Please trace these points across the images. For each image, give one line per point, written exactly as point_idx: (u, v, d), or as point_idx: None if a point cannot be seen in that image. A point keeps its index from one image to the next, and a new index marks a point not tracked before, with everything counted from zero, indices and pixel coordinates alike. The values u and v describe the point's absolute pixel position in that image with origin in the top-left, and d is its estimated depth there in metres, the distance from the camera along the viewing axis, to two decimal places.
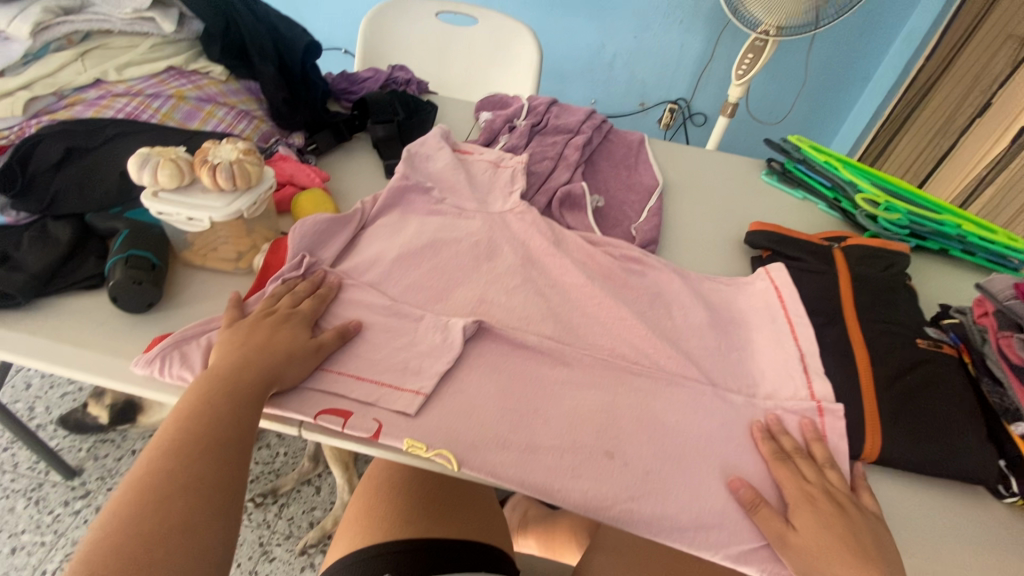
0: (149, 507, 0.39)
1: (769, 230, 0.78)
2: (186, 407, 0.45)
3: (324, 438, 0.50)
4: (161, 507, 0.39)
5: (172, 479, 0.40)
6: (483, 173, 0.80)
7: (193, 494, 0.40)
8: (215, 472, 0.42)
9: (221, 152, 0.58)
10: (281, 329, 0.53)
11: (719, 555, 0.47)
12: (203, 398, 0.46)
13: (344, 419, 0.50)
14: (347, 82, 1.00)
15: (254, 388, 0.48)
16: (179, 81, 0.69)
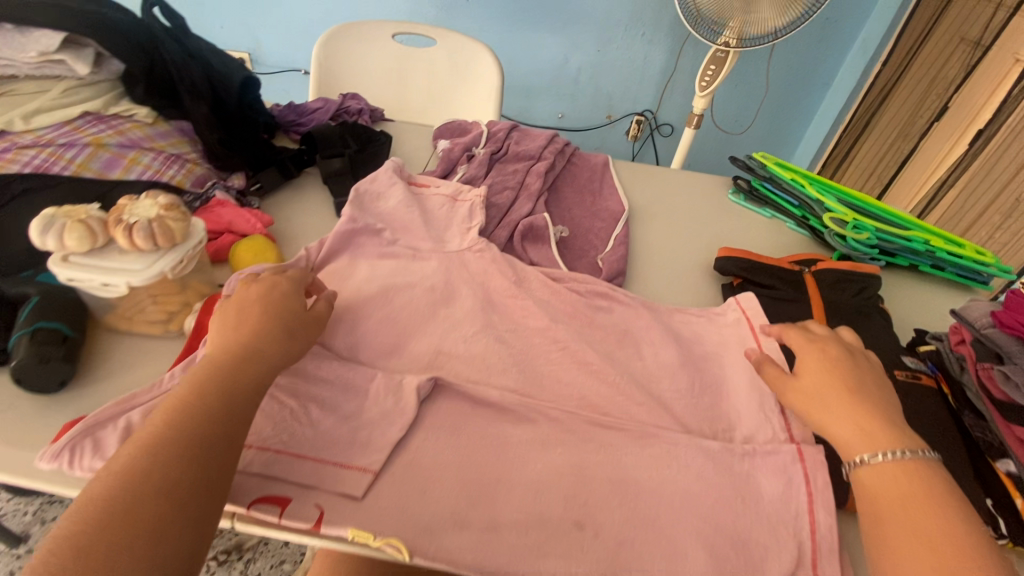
0: (125, 509, 0.36)
1: (739, 255, 0.75)
2: (171, 403, 0.42)
3: (259, 530, 0.45)
4: (136, 512, 0.36)
5: (150, 481, 0.37)
6: (439, 208, 0.76)
7: (170, 499, 0.37)
8: (199, 475, 0.39)
9: (138, 210, 0.53)
10: (268, 324, 0.50)
11: None
12: (191, 394, 0.42)
13: (281, 508, 0.44)
14: (295, 114, 0.94)
15: (247, 385, 0.45)
16: (98, 127, 0.63)
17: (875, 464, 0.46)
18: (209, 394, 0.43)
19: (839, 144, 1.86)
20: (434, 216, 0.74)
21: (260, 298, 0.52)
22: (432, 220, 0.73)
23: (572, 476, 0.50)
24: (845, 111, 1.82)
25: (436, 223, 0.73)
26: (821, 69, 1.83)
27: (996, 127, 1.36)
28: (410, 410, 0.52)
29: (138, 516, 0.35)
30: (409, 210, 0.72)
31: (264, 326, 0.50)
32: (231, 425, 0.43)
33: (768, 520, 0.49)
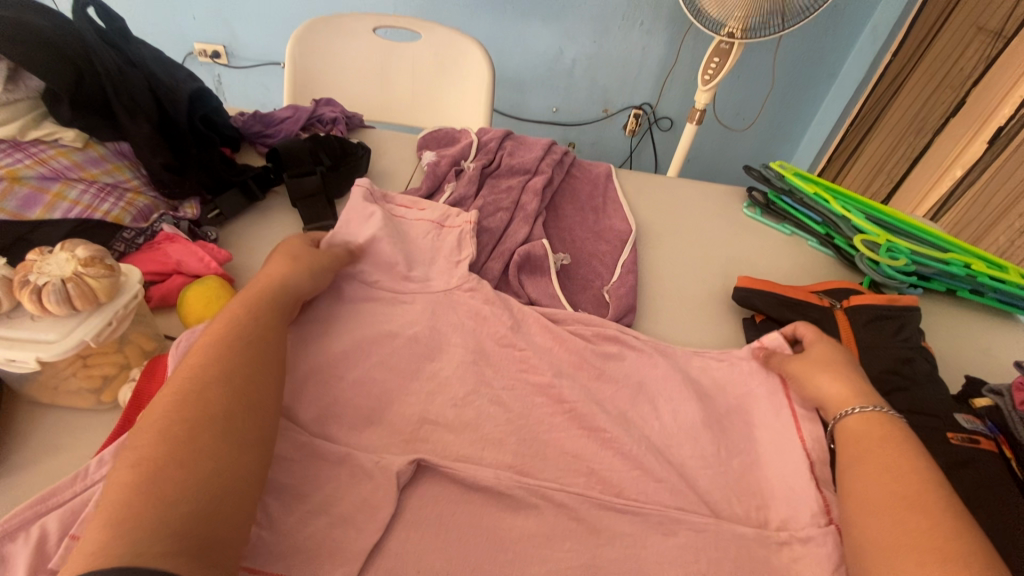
0: (197, 404, 0.37)
1: (763, 287, 0.67)
2: (207, 337, 0.43)
3: None
4: (200, 421, 0.36)
5: (204, 398, 0.37)
6: (422, 237, 0.66)
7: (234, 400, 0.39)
8: (250, 393, 0.40)
9: (49, 266, 0.43)
10: (282, 272, 0.52)
11: None
12: (241, 325, 0.44)
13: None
14: (261, 124, 0.84)
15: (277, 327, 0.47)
16: (13, 157, 0.53)
17: (861, 413, 0.48)
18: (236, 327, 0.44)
19: (842, 142, 1.77)
20: (417, 247, 0.65)
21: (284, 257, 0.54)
22: (415, 253, 0.64)
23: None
24: (850, 106, 1.73)
25: (420, 255, 0.64)
26: (828, 60, 1.73)
27: (1017, 125, 1.29)
28: (388, 503, 0.44)
29: (204, 424, 0.36)
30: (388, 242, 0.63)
31: (280, 271, 0.52)
32: (263, 354, 0.44)
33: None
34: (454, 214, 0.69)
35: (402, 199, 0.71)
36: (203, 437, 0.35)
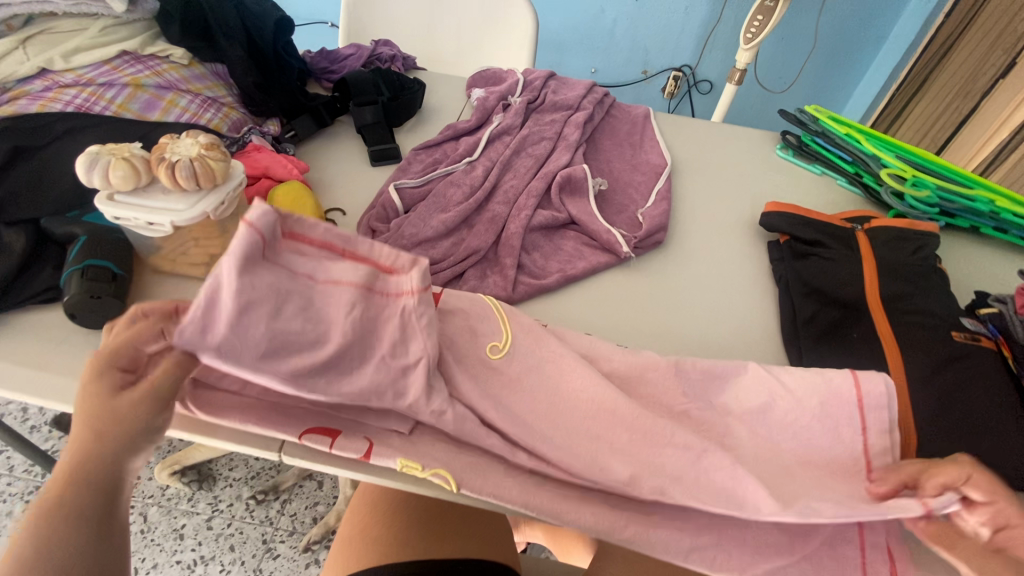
0: None
1: (789, 211, 0.72)
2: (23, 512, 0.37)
3: (308, 461, 0.47)
4: None
5: None
6: (344, 316, 0.42)
7: None
8: None
9: (180, 148, 0.52)
10: (99, 420, 0.38)
11: None
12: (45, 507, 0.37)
13: (332, 439, 0.46)
14: (327, 61, 0.92)
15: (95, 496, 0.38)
16: (135, 67, 0.63)
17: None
18: (34, 548, 0.36)
19: (888, 106, 1.73)
20: (342, 338, 0.42)
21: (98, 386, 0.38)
22: (347, 350, 0.43)
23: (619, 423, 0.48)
24: (900, 67, 1.70)
25: (346, 358, 0.43)
26: (879, 19, 1.69)
27: None
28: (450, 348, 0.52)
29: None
30: (305, 333, 0.41)
31: (96, 414, 0.38)
32: (59, 549, 0.37)
33: (815, 476, 0.48)
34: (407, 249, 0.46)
35: (307, 227, 0.43)
36: None
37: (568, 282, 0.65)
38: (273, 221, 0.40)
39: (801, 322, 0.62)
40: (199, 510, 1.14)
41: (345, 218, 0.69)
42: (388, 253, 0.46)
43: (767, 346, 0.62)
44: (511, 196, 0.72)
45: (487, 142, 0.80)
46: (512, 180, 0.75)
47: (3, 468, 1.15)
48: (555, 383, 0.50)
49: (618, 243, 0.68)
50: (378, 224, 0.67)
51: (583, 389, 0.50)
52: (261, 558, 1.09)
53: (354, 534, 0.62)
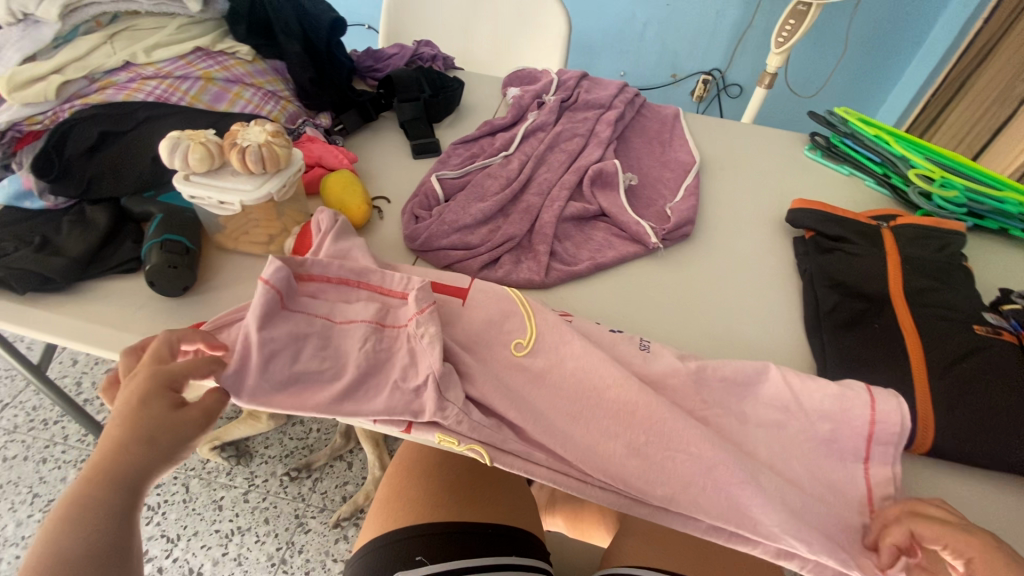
0: None
1: (816, 208, 0.74)
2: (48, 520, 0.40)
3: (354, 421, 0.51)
4: None
5: None
6: (357, 349, 0.50)
7: None
8: None
9: (250, 136, 0.57)
10: (141, 433, 0.42)
11: (757, 550, 0.47)
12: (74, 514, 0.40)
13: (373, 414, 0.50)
14: (372, 59, 0.97)
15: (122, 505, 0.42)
16: (207, 63, 0.69)
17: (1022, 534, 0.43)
18: (62, 536, 0.39)
19: (922, 113, 1.71)
20: (357, 367, 0.49)
21: (147, 406, 0.43)
22: (365, 380, 0.49)
23: (646, 397, 0.51)
24: (936, 74, 1.67)
25: (365, 388, 0.49)
26: (917, 23, 1.67)
27: None
28: (489, 322, 0.56)
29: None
30: (324, 369, 0.49)
31: (141, 429, 0.42)
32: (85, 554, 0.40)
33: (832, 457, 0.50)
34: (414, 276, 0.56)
35: (324, 271, 0.54)
36: None
37: (597, 270, 0.69)
38: (287, 278, 0.50)
39: (823, 312, 0.64)
40: (236, 484, 1.19)
41: (390, 205, 0.74)
42: (397, 282, 0.56)
43: (789, 335, 0.65)
44: (544, 189, 0.76)
45: (522, 137, 0.84)
46: (545, 173, 0.79)
47: (59, 436, 1.23)
48: (586, 357, 0.53)
49: (647, 234, 0.71)
50: (421, 211, 0.71)
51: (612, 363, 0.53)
52: (293, 532, 1.13)
53: (391, 497, 0.66)
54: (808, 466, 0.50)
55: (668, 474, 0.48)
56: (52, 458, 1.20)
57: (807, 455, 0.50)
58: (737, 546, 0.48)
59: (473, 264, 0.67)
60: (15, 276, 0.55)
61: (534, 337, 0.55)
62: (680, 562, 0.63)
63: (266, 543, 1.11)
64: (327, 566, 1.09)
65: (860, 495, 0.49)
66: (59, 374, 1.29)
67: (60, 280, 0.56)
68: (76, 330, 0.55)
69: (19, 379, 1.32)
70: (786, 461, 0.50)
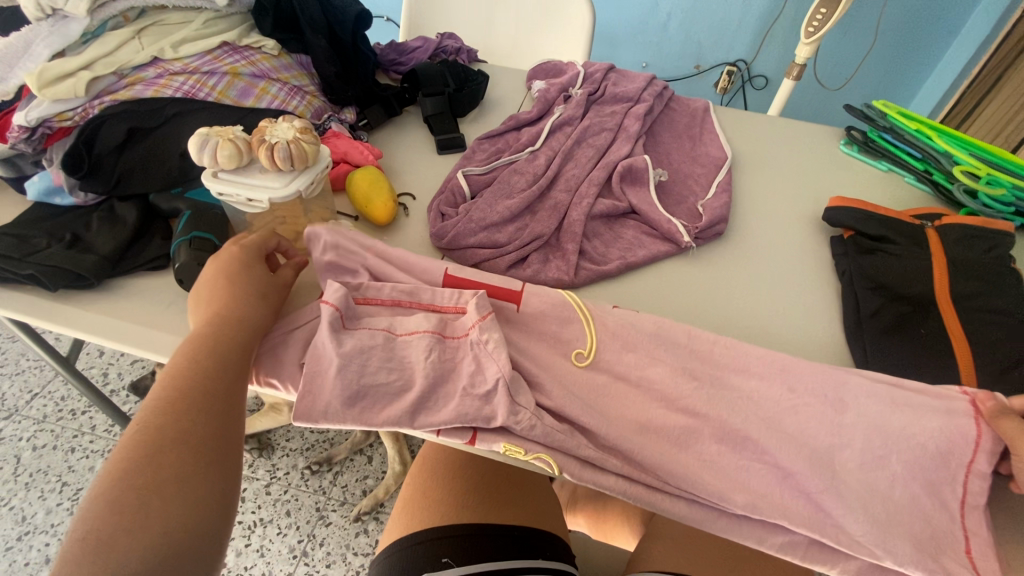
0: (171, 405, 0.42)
1: (854, 206, 0.72)
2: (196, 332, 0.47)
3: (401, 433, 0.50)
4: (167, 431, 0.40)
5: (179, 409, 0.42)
6: (423, 359, 0.50)
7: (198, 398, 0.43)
8: (209, 395, 0.43)
9: (278, 132, 0.57)
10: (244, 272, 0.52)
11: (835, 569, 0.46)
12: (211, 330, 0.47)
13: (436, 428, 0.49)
14: (395, 53, 0.96)
15: (243, 330, 0.48)
16: (233, 58, 0.69)
17: None
18: (210, 339, 0.46)
19: (957, 106, 1.64)
20: (425, 377, 0.49)
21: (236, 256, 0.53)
22: (434, 390, 0.49)
23: (691, 411, 0.51)
24: (971, 66, 1.60)
25: (434, 398, 0.49)
26: (951, 11, 1.61)
27: None
28: (533, 327, 0.56)
29: (143, 500, 0.37)
30: (391, 383, 0.49)
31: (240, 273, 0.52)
32: (229, 358, 0.46)
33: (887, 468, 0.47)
34: (465, 291, 0.56)
35: (379, 293, 0.55)
36: (168, 446, 0.39)
37: (628, 269, 0.67)
38: (347, 297, 0.53)
39: (866, 316, 0.62)
40: (259, 476, 1.19)
41: (415, 202, 0.73)
42: (448, 297, 0.55)
43: (828, 336, 0.63)
44: (572, 185, 0.74)
45: (549, 132, 0.82)
46: (574, 169, 0.77)
47: (87, 427, 1.25)
48: (652, 357, 0.53)
49: (679, 233, 0.69)
50: (448, 209, 0.70)
51: (665, 366, 0.53)
52: (314, 525, 1.13)
53: (414, 499, 0.66)
54: (910, 465, 0.47)
55: (720, 486, 0.47)
56: (79, 447, 1.22)
57: (912, 451, 0.47)
58: (814, 563, 0.46)
59: (501, 262, 0.65)
60: (46, 273, 0.55)
61: (596, 346, 0.54)
62: (711, 568, 0.61)
63: (288, 535, 1.12)
64: (347, 560, 1.09)
65: (950, 510, 0.46)
66: (86, 366, 1.32)
67: (91, 277, 0.56)
68: (107, 329, 0.55)
69: (48, 370, 1.35)
70: (865, 472, 0.47)
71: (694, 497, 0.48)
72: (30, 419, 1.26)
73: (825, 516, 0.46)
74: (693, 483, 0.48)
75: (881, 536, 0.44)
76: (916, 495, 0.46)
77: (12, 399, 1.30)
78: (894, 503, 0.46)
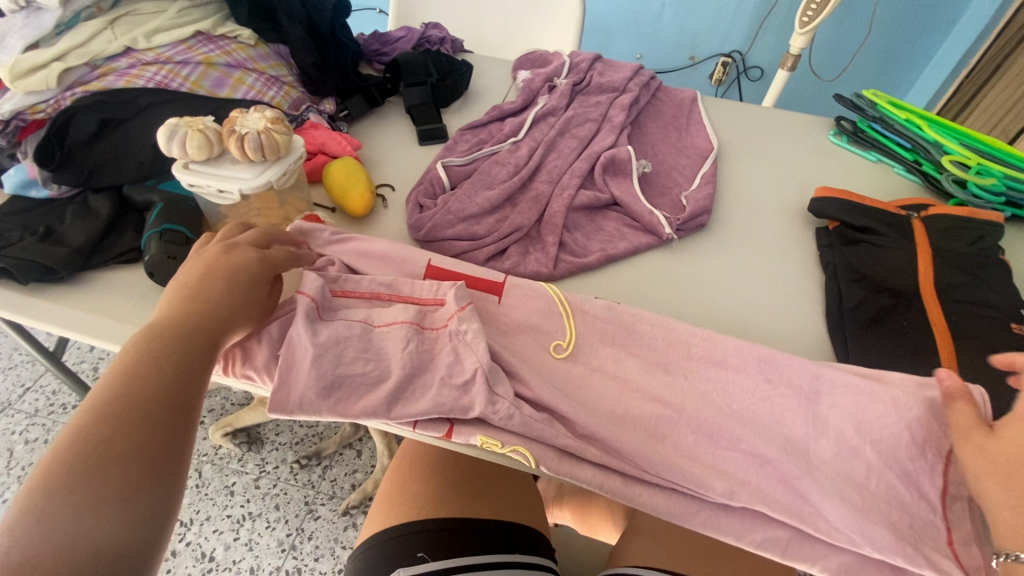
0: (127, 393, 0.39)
1: (839, 197, 0.70)
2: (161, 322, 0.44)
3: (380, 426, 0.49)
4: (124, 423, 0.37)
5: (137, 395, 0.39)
6: (400, 351, 0.49)
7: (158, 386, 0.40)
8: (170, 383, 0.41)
9: (248, 122, 0.56)
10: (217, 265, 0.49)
11: (817, 567, 0.44)
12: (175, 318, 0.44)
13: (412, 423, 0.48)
14: (379, 43, 0.95)
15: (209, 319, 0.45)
16: (207, 47, 0.69)
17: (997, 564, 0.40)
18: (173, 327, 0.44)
19: (955, 96, 1.61)
20: (402, 368, 0.48)
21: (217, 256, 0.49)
22: (410, 382, 0.48)
23: (668, 404, 0.50)
24: (968, 57, 1.58)
25: (411, 389, 0.48)
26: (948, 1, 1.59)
27: None
28: (510, 319, 0.55)
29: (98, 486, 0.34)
30: (368, 372, 0.48)
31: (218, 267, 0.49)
32: (194, 346, 0.43)
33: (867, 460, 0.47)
34: (444, 282, 0.55)
35: (357, 286, 0.54)
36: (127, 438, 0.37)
37: (607, 261, 0.66)
38: (323, 288, 0.52)
39: (848, 308, 0.61)
40: (248, 470, 1.19)
41: (394, 193, 0.72)
42: (428, 289, 0.55)
43: (810, 329, 0.62)
44: (554, 176, 0.73)
45: (532, 122, 0.81)
46: (556, 160, 0.76)
47: None
48: None
49: (661, 225, 0.68)
50: (426, 200, 0.69)
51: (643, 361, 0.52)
52: (303, 519, 1.13)
53: (393, 493, 0.65)
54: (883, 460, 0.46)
55: (698, 478, 0.46)
56: None
57: (890, 440, 0.46)
58: (794, 560, 0.45)
59: (480, 254, 0.65)
60: (18, 267, 0.54)
61: (575, 338, 0.54)
62: (691, 562, 0.61)
63: (276, 529, 1.12)
64: (336, 554, 1.09)
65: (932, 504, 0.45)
66: (76, 361, 1.31)
67: (63, 270, 0.56)
68: (78, 322, 0.54)
69: (39, 364, 1.35)
70: (840, 464, 0.47)
71: (673, 486, 0.47)
72: (21, 414, 1.26)
73: (805, 509, 0.45)
74: (670, 475, 0.47)
75: (860, 531, 0.43)
76: (894, 485, 0.45)
77: (3, 394, 1.30)
78: (872, 494, 0.45)
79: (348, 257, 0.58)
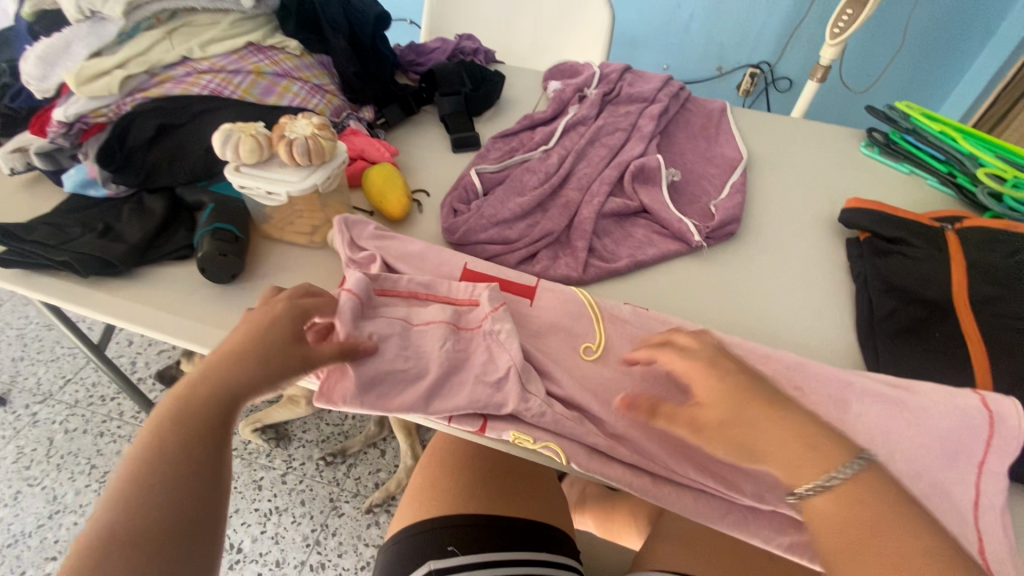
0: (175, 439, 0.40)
1: (872, 208, 0.70)
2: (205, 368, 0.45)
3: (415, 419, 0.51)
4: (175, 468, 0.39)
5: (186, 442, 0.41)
6: (437, 348, 0.51)
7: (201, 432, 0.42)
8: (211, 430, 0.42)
9: (297, 128, 0.58)
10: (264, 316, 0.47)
11: None
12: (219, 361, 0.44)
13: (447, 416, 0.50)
14: (414, 54, 0.98)
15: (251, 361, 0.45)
16: (257, 57, 0.72)
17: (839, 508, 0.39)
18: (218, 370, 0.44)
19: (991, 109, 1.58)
20: (440, 364, 0.50)
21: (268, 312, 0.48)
22: (446, 378, 0.50)
23: None
24: (1006, 68, 1.55)
25: (447, 386, 0.50)
26: (985, 12, 1.56)
27: None
28: (542, 320, 0.57)
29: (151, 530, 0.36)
30: (406, 368, 0.50)
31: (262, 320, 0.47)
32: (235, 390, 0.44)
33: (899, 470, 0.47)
34: (479, 284, 0.57)
35: (396, 285, 0.56)
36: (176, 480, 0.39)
37: (637, 267, 0.67)
38: (365, 285, 0.54)
39: (878, 318, 0.61)
40: (276, 465, 1.22)
41: (429, 198, 0.75)
42: (464, 290, 0.57)
43: (840, 339, 0.62)
44: (584, 183, 0.75)
45: (562, 131, 0.83)
46: (586, 168, 0.77)
47: (116, 413, 1.30)
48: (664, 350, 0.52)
49: (690, 232, 0.69)
50: (460, 205, 0.71)
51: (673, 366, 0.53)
52: (327, 515, 1.16)
53: (422, 489, 0.67)
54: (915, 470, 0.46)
55: (727, 480, 0.47)
56: (109, 432, 1.27)
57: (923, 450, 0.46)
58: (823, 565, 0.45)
59: (512, 258, 0.66)
60: (80, 259, 0.58)
61: (604, 340, 0.55)
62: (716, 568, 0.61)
63: (302, 523, 1.14)
64: (359, 550, 1.11)
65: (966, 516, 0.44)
66: (116, 354, 1.37)
67: (121, 264, 0.59)
68: (133, 313, 0.57)
69: (81, 357, 1.40)
70: None
71: (701, 487, 0.48)
72: (63, 404, 1.32)
73: None
74: (699, 477, 0.48)
75: None
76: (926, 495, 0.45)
77: (47, 384, 1.36)
78: None
79: (386, 257, 0.60)
